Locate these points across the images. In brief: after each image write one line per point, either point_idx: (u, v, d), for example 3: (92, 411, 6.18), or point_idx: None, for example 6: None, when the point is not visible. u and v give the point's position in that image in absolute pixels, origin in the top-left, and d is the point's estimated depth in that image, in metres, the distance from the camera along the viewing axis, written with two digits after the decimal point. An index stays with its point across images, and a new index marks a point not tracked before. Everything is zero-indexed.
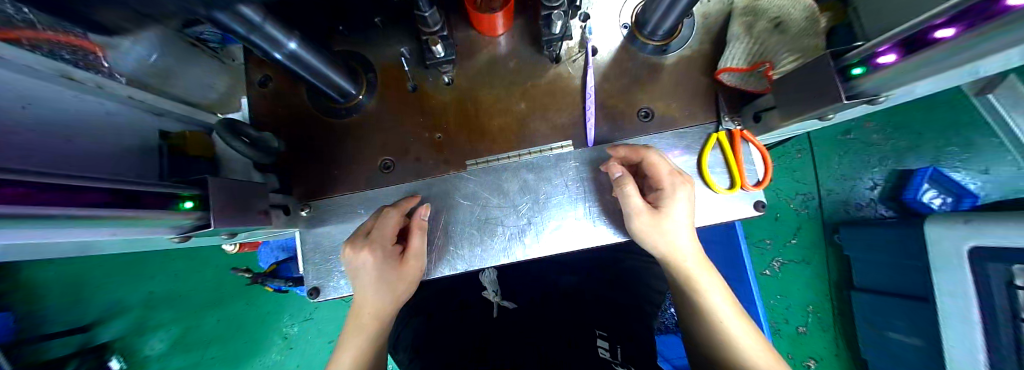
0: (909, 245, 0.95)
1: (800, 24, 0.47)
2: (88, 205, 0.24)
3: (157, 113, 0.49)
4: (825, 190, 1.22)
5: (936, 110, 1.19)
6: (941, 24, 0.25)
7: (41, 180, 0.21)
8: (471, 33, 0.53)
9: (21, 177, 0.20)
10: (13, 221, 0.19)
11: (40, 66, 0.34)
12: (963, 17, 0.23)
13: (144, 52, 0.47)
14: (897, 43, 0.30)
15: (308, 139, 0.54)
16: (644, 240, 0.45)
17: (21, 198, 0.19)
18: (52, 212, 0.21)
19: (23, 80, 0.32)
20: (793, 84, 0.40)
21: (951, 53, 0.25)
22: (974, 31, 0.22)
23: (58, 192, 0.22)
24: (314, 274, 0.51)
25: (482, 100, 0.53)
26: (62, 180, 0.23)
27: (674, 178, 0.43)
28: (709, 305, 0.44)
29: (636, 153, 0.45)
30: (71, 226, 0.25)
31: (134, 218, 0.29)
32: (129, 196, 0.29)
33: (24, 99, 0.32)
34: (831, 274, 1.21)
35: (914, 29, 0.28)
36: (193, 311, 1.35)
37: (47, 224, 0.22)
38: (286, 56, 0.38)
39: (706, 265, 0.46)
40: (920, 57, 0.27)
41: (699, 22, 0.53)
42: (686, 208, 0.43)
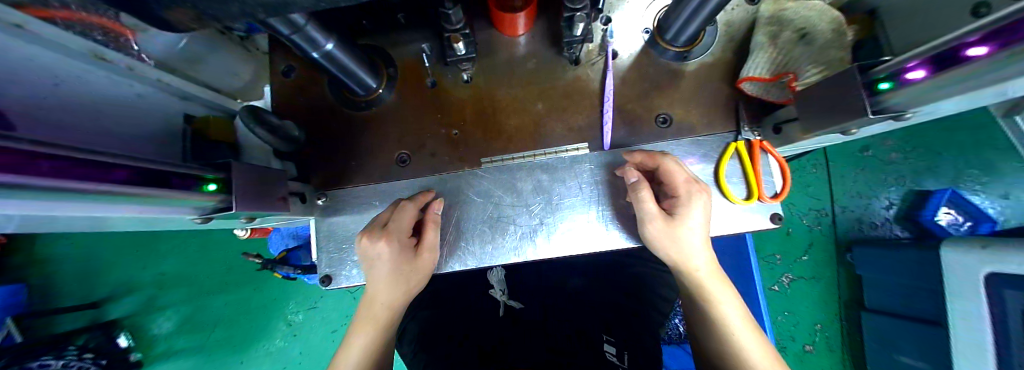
0: (924, 267, 0.92)
1: (827, 36, 0.46)
2: (117, 182, 0.25)
3: (183, 97, 0.51)
4: (839, 207, 1.19)
5: (957, 131, 1.16)
6: (974, 41, 0.24)
7: (74, 156, 0.22)
8: (492, 32, 0.53)
9: (48, 151, 0.20)
10: (43, 193, 0.20)
11: (73, 44, 0.35)
12: (999, 35, 0.22)
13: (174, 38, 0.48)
14: (928, 60, 0.29)
15: (327, 129, 0.54)
16: (656, 246, 0.45)
17: (53, 173, 0.20)
18: (79, 186, 0.22)
19: (55, 58, 0.33)
20: (817, 97, 0.40)
21: (984, 71, 0.24)
22: (1006, 51, 0.21)
23: (87, 167, 0.23)
24: (327, 262, 0.51)
25: (499, 99, 0.53)
26: (95, 157, 0.24)
27: (689, 185, 0.42)
28: (719, 315, 0.43)
29: (650, 159, 0.45)
30: (98, 202, 0.25)
31: (161, 198, 0.30)
32: (159, 175, 0.29)
33: (56, 78, 0.33)
34: (841, 292, 1.19)
35: (947, 45, 0.27)
36: (200, 293, 1.37)
37: (75, 198, 0.23)
38: (324, 56, 0.41)
39: (719, 276, 0.45)
40: (949, 75, 0.27)
41: (722, 30, 0.53)
42: (701, 217, 0.43)
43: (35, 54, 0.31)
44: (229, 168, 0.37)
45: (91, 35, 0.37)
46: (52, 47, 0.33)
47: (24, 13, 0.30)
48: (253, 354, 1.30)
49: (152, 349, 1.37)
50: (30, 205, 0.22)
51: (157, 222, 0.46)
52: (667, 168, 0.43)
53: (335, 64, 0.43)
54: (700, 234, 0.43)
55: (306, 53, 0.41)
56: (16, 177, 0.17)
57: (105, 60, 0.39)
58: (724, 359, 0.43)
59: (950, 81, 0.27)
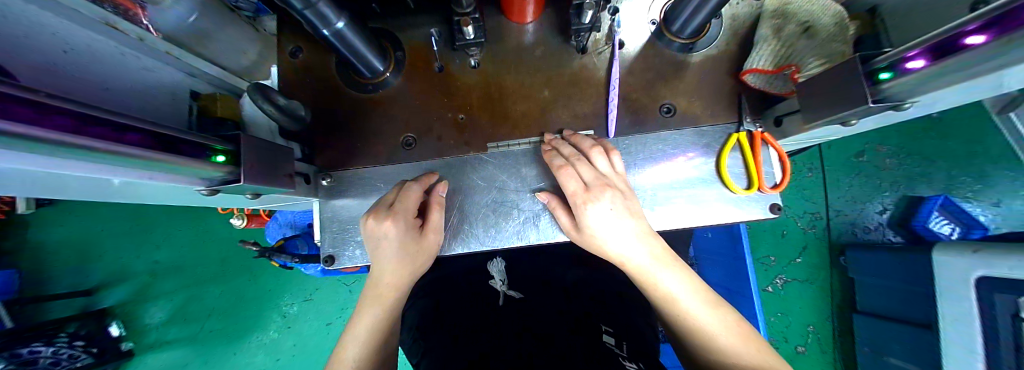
0: (915, 271, 0.94)
1: (829, 30, 0.47)
2: (129, 145, 0.25)
3: (189, 74, 0.51)
4: (834, 211, 1.21)
5: (949, 138, 1.19)
6: (974, 30, 0.25)
7: (85, 113, 0.22)
8: (501, 19, 0.53)
9: (67, 108, 0.21)
10: (57, 149, 0.20)
11: (83, 10, 0.37)
12: (999, 23, 0.22)
13: (184, 14, 0.47)
14: (928, 48, 0.29)
15: (333, 111, 0.54)
16: (588, 244, 0.45)
17: (68, 130, 0.20)
18: (98, 146, 0.23)
19: (64, 23, 0.34)
20: (818, 90, 0.41)
21: (982, 59, 0.25)
22: (1004, 38, 0.22)
23: (103, 127, 0.23)
24: (330, 242, 0.51)
25: (506, 85, 0.53)
26: (108, 117, 0.24)
27: (595, 184, 0.42)
28: (667, 298, 0.43)
29: (568, 154, 0.45)
30: (109, 164, 0.26)
31: (174, 165, 0.30)
32: (168, 142, 0.30)
33: (66, 47, 0.34)
34: (834, 295, 1.20)
35: (946, 34, 0.28)
36: (195, 283, 1.36)
37: (88, 157, 0.23)
38: (333, 34, 0.41)
39: (667, 261, 0.44)
40: (949, 62, 0.27)
41: (727, 23, 0.54)
42: (619, 212, 0.41)
43: (44, 20, 0.32)
44: (238, 140, 0.37)
45: (102, 5, 0.39)
46: (62, 14, 0.34)
47: None
48: (246, 345, 1.29)
49: (145, 337, 1.35)
50: (47, 160, 0.23)
51: (162, 195, 0.46)
52: (578, 165, 0.44)
53: (343, 41, 0.42)
54: (629, 229, 0.42)
55: (317, 31, 0.40)
56: (30, 128, 0.17)
57: (116, 29, 0.41)
58: (690, 339, 0.43)
59: (949, 70, 0.28)
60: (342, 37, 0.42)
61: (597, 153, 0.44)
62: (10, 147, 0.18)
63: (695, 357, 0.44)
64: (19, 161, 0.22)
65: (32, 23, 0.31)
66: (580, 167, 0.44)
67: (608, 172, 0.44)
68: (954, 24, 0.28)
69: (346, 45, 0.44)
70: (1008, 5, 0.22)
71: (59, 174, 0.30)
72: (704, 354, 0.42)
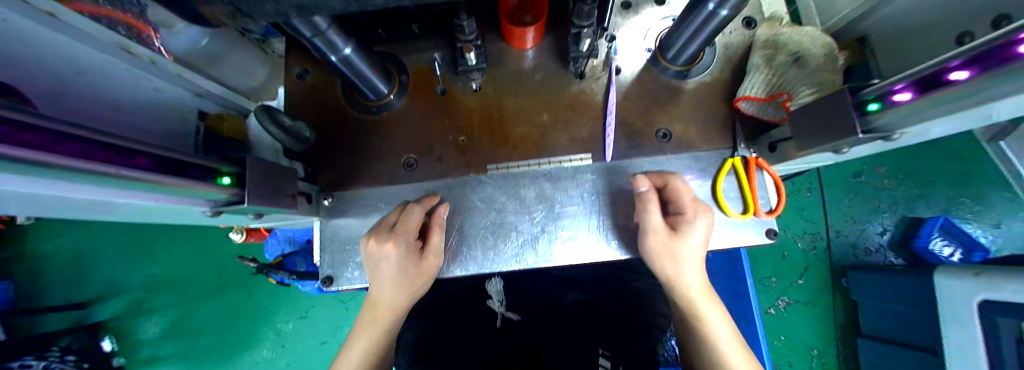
0: (918, 294, 0.94)
1: (819, 61, 0.49)
2: (137, 168, 0.26)
3: (197, 93, 0.52)
4: (834, 231, 1.21)
5: (948, 160, 1.19)
6: (957, 66, 0.27)
7: (100, 140, 0.24)
8: (502, 45, 0.55)
9: (81, 135, 0.22)
10: (66, 173, 0.21)
11: (101, 36, 0.38)
12: (983, 60, 0.24)
13: (197, 36, 0.48)
14: (914, 82, 0.31)
15: (337, 131, 0.55)
16: (652, 257, 0.45)
17: (78, 154, 0.21)
18: (108, 169, 0.24)
19: (77, 47, 0.35)
20: (809, 118, 0.42)
21: (967, 94, 0.26)
22: (987, 74, 0.24)
23: (113, 151, 0.24)
24: (331, 262, 0.52)
25: (506, 108, 0.55)
26: (121, 142, 0.25)
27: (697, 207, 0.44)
28: (704, 325, 0.45)
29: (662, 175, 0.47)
30: (117, 187, 0.27)
31: (179, 186, 0.31)
32: (175, 164, 0.31)
33: (78, 68, 0.35)
34: (837, 318, 1.19)
35: (930, 70, 0.30)
36: (191, 298, 1.35)
37: (97, 181, 0.24)
38: (340, 59, 0.42)
39: (710, 292, 0.46)
40: (935, 96, 0.29)
41: (721, 51, 0.56)
42: (703, 239, 0.43)
43: (61, 45, 0.34)
44: (243, 161, 0.38)
45: (115, 28, 0.40)
46: (77, 37, 0.35)
47: (59, 5, 0.33)
48: (240, 363, 1.27)
49: (137, 353, 1.33)
50: (56, 183, 0.24)
51: (164, 215, 0.47)
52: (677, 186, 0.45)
53: (349, 66, 0.44)
54: (699, 251, 0.44)
55: (325, 56, 0.42)
56: (43, 154, 0.18)
57: (129, 52, 0.42)
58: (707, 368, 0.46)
59: (935, 104, 0.29)
60: (349, 64, 0.44)
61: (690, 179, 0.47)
62: (20, 171, 0.18)
63: None
64: (25, 184, 0.23)
65: (49, 48, 0.32)
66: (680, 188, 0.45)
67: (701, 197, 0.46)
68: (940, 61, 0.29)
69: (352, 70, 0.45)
70: (989, 45, 0.24)
71: (72, 197, 0.31)
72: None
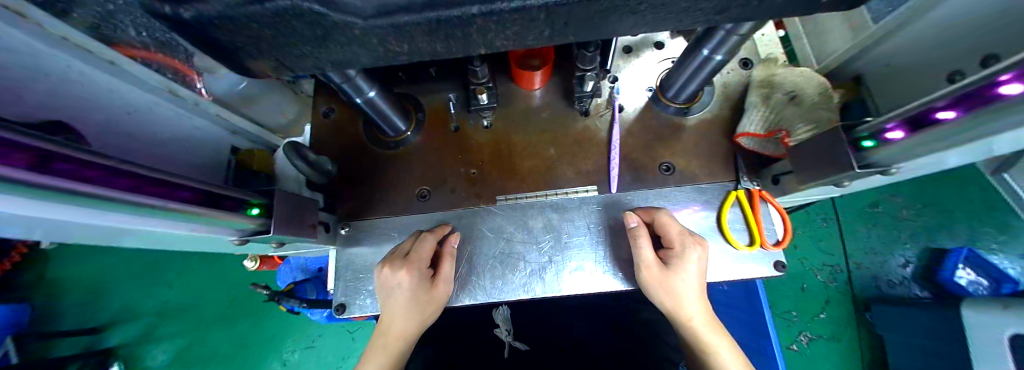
0: (947, 329, 0.89)
1: (814, 99, 0.51)
2: (178, 200, 0.30)
3: (231, 131, 0.58)
4: (853, 263, 1.17)
5: (961, 189, 1.18)
6: (944, 106, 0.29)
7: (148, 175, 0.28)
8: (512, 86, 0.60)
9: (135, 170, 0.26)
10: (116, 205, 0.24)
11: (150, 81, 0.42)
12: (964, 101, 0.27)
13: (236, 80, 0.54)
14: (902, 122, 0.34)
15: (356, 163, 0.59)
16: (652, 291, 0.46)
17: (125, 188, 0.25)
18: (152, 202, 0.27)
19: (132, 89, 0.41)
20: (806, 153, 0.44)
21: (953, 133, 0.29)
22: (971, 113, 0.26)
23: (156, 185, 0.28)
24: (343, 290, 0.53)
25: (515, 143, 0.58)
26: (160, 177, 0.29)
27: (687, 239, 0.44)
28: (714, 361, 0.44)
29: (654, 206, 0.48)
30: (160, 218, 0.30)
31: (212, 217, 0.34)
32: (211, 196, 0.35)
33: (126, 107, 0.41)
34: (865, 355, 1.12)
35: (914, 111, 0.33)
36: (200, 325, 1.35)
37: (137, 212, 0.27)
38: (366, 101, 0.47)
39: (716, 325, 0.45)
40: (924, 135, 0.31)
41: (719, 90, 0.59)
42: (696, 272, 0.44)
43: (115, 87, 0.39)
44: (273, 194, 0.42)
45: (164, 73, 0.43)
46: (134, 82, 0.41)
47: (116, 53, 0.37)
48: None
49: None
50: (111, 215, 0.27)
51: (193, 244, 0.50)
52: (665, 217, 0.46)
53: (373, 107, 0.48)
54: (696, 284, 0.44)
55: (350, 98, 0.46)
56: (85, 186, 0.21)
57: (175, 95, 0.45)
58: None
59: (927, 141, 0.31)
60: (372, 105, 0.48)
61: None
62: (67, 201, 0.21)
63: None
64: (90, 216, 0.26)
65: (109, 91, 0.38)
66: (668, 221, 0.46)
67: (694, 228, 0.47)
68: (920, 102, 0.32)
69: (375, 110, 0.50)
70: (966, 89, 0.27)
71: (123, 229, 0.34)
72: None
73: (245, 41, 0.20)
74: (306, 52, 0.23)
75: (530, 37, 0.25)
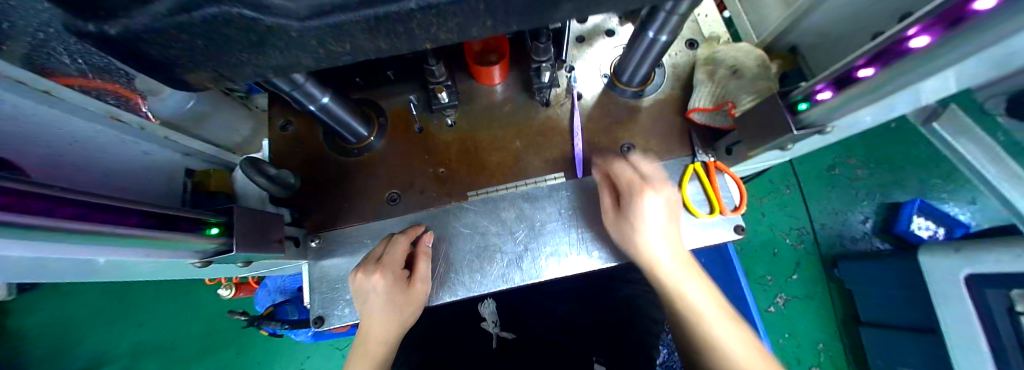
0: (907, 275, 0.96)
1: (755, 71, 0.57)
2: (130, 226, 0.28)
3: (185, 153, 0.55)
4: (818, 224, 1.25)
5: (911, 144, 1.27)
6: (862, 64, 0.33)
7: (91, 202, 0.26)
8: (472, 83, 0.61)
9: (77, 199, 0.25)
10: (64, 234, 0.23)
11: (93, 108, 0.39)
12: (880, 58, 0.31)
13: (182, 101, 0.53)
14: (828, 82, 0.37)
15: (320, 174, 0.58)
16: (623, 234, 0.47)
17: (68, 217, 0.23)
18: (102, 229, 0.25)
19: (76, 121, 0.37)
20: (751, 121, 0.47)
21: (872, 88, 0.32)
22: (889, 67, 0.30)
23: (102, 212, 0.26)
24: (319, 302, 0.52)
25: (481, 139, 0.59)
26: (109, 203, 0.27)
27: (648, 178, 0.47)
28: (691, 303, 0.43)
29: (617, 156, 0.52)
30: (111, 245, 0.28)
31: (169, 240, 0.32)
32: (166, 219, 0.33)
33: (68, 138, 0.37)
34: (836, 309, 1.20)
35: (838, 72, 0.36)
36: (180, 362, 1.27)
37: (91, 241, 0.26)
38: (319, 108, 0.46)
39: (689, 267, 0.46)
40: (848, 92, 0.34)
41: (669, 70, 0.62)
42: (661, 209, 0.46)
43: (59, 119, 0.36)
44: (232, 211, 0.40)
45: (105, 99, 0.41)
46: (76, 112, 0.37)
47: (54, 83, 0.34)
48: None
49: None
50: (54, 246, 0.25)
51: (153, 272, 0.47)
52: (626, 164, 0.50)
53: (329, 113, 0.48)
54: (664, 222, 0.45)
55: (304, 106, 0.46)
56: (29, 217, 0.20)
57: (120, 121, 0.43)
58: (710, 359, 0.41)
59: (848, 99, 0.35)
60: (326, 111, 0.47)
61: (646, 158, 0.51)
62: (16, 235, 0.20)
63: None
64: (26, 249, 0.24)
65: (56, 124, 0.35)
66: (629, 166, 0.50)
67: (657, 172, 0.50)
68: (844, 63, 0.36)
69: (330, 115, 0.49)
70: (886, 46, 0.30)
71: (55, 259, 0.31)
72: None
73: (180, 52, 0.20)
74: (246, 58, 0.23)
75: (474, 28, 0.25)
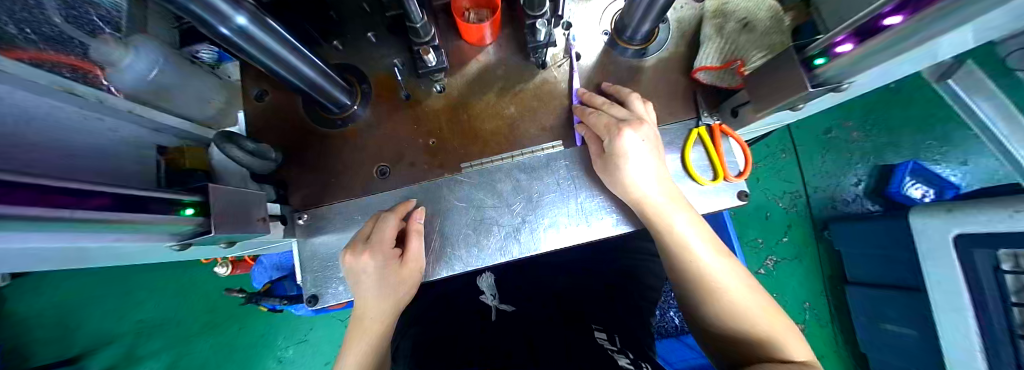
0: (898, 236, 0.98)
1: (766, 23, 0.50)
2: (94, 209, 0.25)
3: (155, 129, 0.49)
4: (812, 187, 1.25)
5: (912, 106, 1.24)
6: (889, 12, 0.28)
7: (49, 185, 0.22)
8: (461, 44, 0.56)
9: (39, 182, 0.21)
10: (32, 222, 0.20)
11: (45, 81, 0.34)
12: (906, 5, 0.26)
13: (142, 67, 0.45)
14: (854, 32, 0.32)
15: (303, 148, 0.55)
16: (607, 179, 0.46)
17: (36, 203, 0.20)
18: (66, 214, 0.22)
19: (23, 94, 0.31)
20: (761, 80, 0.43)
21: (899, 38, 0.28)
22: (917, 16, 0.25)
23: (64, 196, 0.23)
24: (312, 282, 0.51)
25: (473, 106, 0.55)
26: (68, 186, 0.23)
27: (631, 118, 0.44)
28: (680, 242, 0.43)
29: (600, 102, 0.48)
30: (78, 231, 0.25)
31: (134, 223, 0.29)
32: (132, 201, 0.29)
33: (28, 116, 0.32)
34: (824, 269, 1.23)
35: (864, 19, 0.31)
36: (185, 337, 1.31)
37: (62, 227, 0.23)
38: (235, 32, 0.32)
39: (680, 204, 0.44)
40: (870, 46, 0.31)
41: (674, 26, 0.57)
42: (647, 149, 0.43)
43: (11, 94, 0.30)
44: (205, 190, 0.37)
45: (61, 72, 0.36)
46: (27, 86, 0.32)
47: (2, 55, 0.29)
48: None
49: None
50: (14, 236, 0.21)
51: (134, 253, 0.45)
52: (609, 107, 0.47)
53: (268, 53, 0.36)
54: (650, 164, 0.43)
55: (212, 29, 0.31)
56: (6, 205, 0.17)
57: (77, 95, 0.38)
58: (696, 293, 0.42)
59: (868, 53, 0.32)
60: (250, 37, 0.33)
61: (634, 98, 0.47)
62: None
63: (702, 315, 0.42)
64: None
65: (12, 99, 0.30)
66: (612, 109, 0.47)
67: (644, 112, 0.46)
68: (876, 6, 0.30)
69: (257, 47, 0.35)
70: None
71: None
72: (716, 320, 0.41)
73: None
74: None
75: None
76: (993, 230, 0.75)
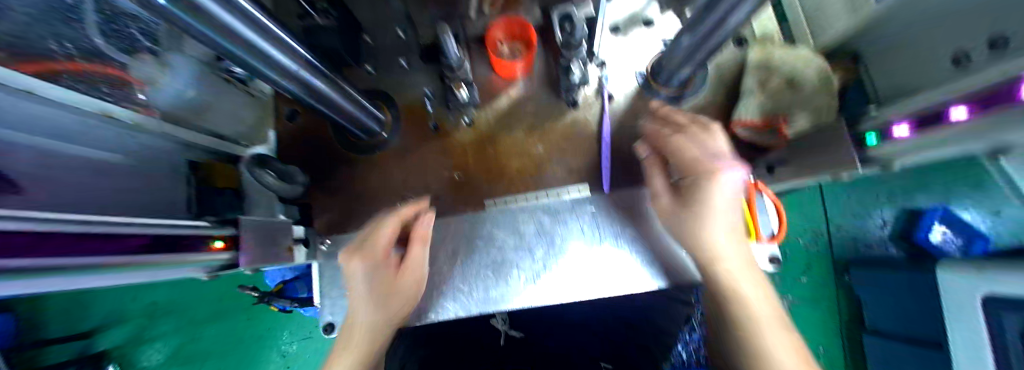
0: (923, 292, 0.80)
1: (814, 82, 0.48)
2: (119, 251, 0.24)
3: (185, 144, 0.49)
4: (834, 225, 0.98)
5: None
6: (954, 105, 0.29)
7: (78, 233, 0.21)
8: (491, 76, 0.55)
9: (65, 228, 0.20)
10: (58, 274, 0.18)
11: (86, 104, 0.34)
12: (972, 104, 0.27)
13: (180, 85, 0.45)
14: (912, 118, 0.34)
15: (330, 172, 0.56)
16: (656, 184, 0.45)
17: (61, 253, 0.18)
18: (91, 261, 0.21)
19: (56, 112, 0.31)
20: (811, 150, 0.43)
21: (960, 134, 0.29)
22: (980, 117, 0.26)
23: (90, 242, 0.22)
24: (330, 309, 0.51)
25: (500, 141, 0.54)
26: (96, 231, 0.23)
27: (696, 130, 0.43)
28: (722, 267, 0.38)
29: (681, 120, 0.45)
30: (104, 277, 0.24)
31: (158, 263, 0.28)
32: (157, 240, 0.29)
33: (69, 135, 0.33)
34: (842, 309, 1.00)
35: (924, 108, 0.32)
36: (193, 322, 1.14)
37: (88, 274, 0.21)
38: (193, 18, 0.21)
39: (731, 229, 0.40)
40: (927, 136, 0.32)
41: (713, 72, 0.55)
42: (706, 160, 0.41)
43: (41, 111, 0.30)
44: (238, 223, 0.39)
45: (99, 89, 0.36)
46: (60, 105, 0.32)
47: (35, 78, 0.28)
48: None
49: None
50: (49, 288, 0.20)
51: None
52: (687, 128, 0.43)
53: (241, 43, 0.26)
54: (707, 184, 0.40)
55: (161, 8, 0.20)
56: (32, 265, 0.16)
57: (113, 117, 0.38)
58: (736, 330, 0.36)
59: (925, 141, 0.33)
60: (227, 32, 0.24)
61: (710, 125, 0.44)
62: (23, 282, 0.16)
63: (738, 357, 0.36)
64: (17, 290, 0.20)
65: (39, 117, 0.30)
66: (691, 128, 0.43)
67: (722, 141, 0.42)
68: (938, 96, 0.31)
69: (242, 45, 0.26)
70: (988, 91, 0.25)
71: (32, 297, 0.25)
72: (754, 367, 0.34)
73: None
74: None
75: None
76: (1019, 293, 0.53)
